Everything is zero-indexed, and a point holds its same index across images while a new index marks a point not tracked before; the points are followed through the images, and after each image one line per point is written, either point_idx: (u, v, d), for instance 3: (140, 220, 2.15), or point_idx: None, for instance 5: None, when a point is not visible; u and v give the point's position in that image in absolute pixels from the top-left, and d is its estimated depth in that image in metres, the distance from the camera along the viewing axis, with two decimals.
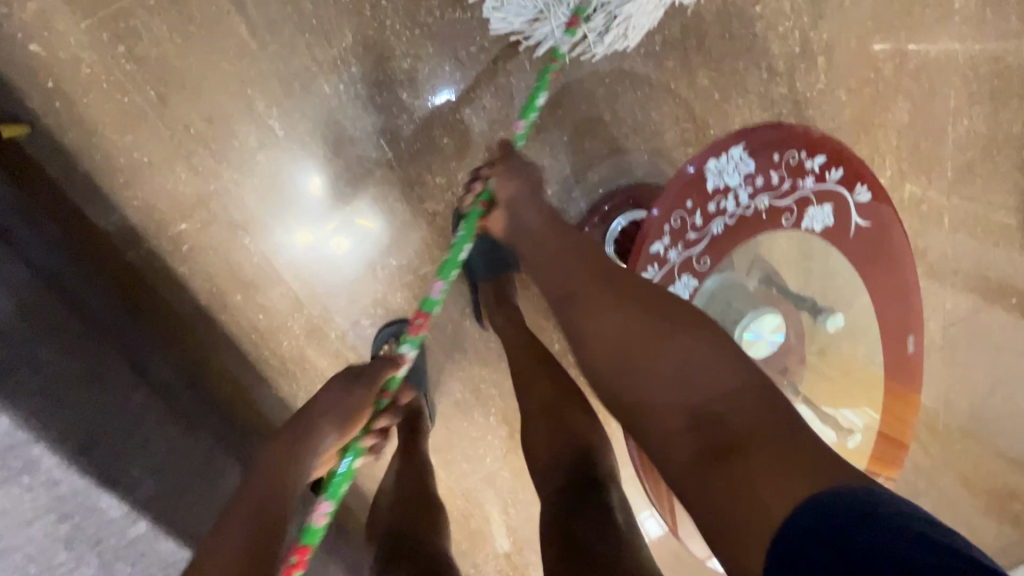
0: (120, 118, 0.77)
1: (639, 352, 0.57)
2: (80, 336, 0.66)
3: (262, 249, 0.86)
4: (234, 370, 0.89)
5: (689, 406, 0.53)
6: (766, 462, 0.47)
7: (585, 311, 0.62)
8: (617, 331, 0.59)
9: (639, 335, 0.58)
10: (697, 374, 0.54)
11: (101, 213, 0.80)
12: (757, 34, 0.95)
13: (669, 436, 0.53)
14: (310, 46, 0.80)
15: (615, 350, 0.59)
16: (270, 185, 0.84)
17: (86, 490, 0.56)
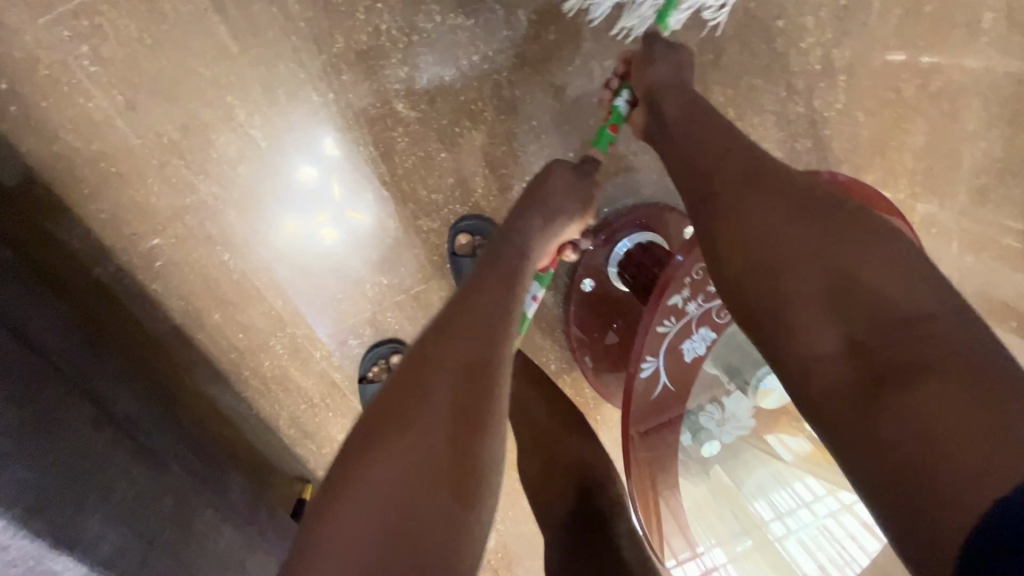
0: (84, 124, 0.70)
1: (808, 259, 0.47)
2: (30, 372, 0.59)
3: (243, 263, 0.80)
4: (211, 390, 0.84)
5: (864, 339, 0.44)
6: (970, 427, 0.37)
7: (745, 203, 0.51)
8: (777, 235, 0.49)
9: (805, 243, 0.48)
10: (889, 297, 0.44)
11: (63, 225, 0.73)
12: (777, 50, 0.89)
13: (829, 360, 0.44)
14: (297, 49, 0.73)
15: (773, 253, 0.49)
16: (254, 189, 0.77)
17: (38, 552, 0.50)
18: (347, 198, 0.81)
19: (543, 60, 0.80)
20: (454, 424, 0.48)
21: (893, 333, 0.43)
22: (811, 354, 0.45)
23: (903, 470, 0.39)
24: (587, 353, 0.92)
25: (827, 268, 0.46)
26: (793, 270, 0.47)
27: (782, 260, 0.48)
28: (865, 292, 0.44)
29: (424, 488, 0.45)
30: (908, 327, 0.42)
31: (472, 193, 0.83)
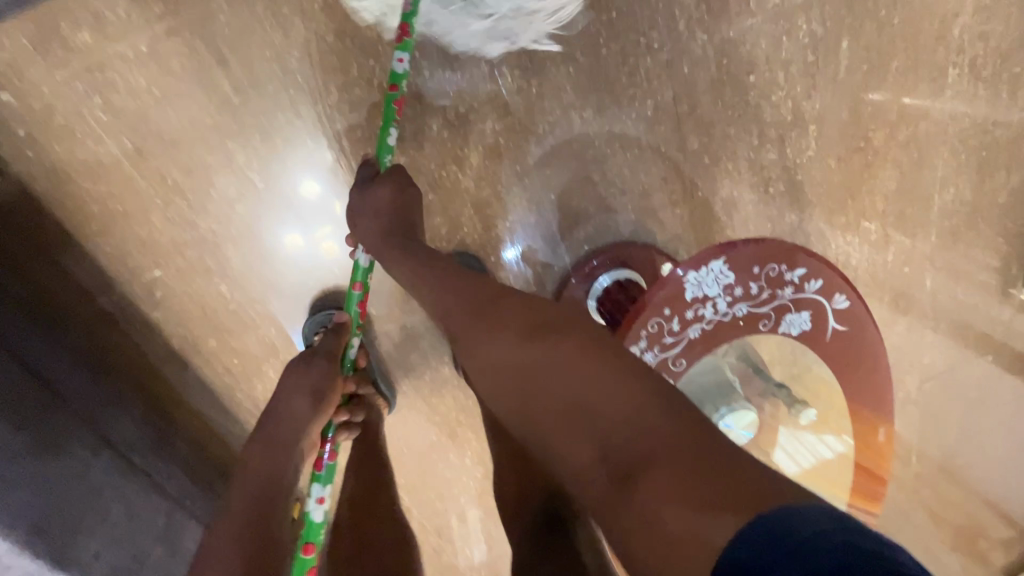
0: (95, 166, 0.75)
1: (530, 378, 0.53)
2: (40, 399, 0.65)
3: (241, 292, 0.85)
4: (205, 411, 0.88)
5: (590, 440, 0.48)
6: (675, 495, 0.42)
7: (471, 337, 0.57)
8: (504, 360, 0.54)
9: (528, 360, 0.53)
10: (590, 399, 0.49)
11: (72, 258, 0.78)
12: (750, 102, 0.94)
13: (579, 474, 0.49)
14: (294, 100, 0.78)
15: (510, 380, 0.54)
16: (250, 219, 0.82)
17: (37, 573, 0.55)
18: (346, 215, 0.85)
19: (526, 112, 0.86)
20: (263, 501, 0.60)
21: (603, 425, 0.48)
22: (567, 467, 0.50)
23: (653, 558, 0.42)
24: None
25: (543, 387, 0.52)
26: (527, 392, 0.53)
27: (515, 384, 0.54)
28: (572, 391, 0.50)
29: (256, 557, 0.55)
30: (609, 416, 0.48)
31: (458, 230, 0.87)
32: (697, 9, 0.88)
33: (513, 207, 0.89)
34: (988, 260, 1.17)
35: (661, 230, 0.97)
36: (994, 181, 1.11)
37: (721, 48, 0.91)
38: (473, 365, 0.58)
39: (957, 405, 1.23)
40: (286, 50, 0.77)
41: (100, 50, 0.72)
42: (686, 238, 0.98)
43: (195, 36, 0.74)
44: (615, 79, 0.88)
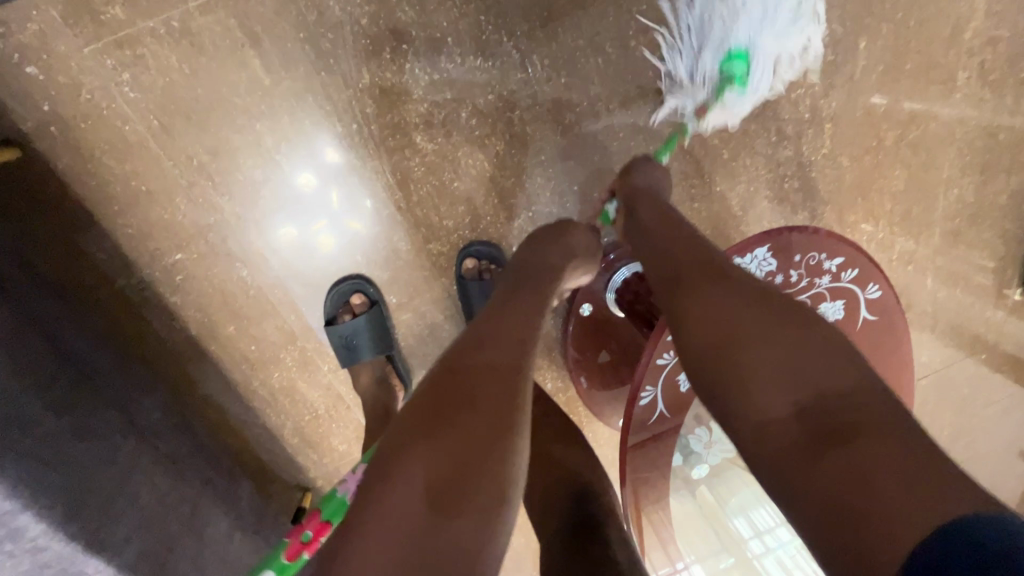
0: (120, 145, 0.74)
1: (744, 334, 0.51)
2: (67, 380, 0.63)
3: (257, 277, 0.84)
4: (222, 398, 0.87)
5: (798, 399, 0.46)
6: (891, 466, 0.40)
7: (692, 290, 0.56)
8: (728, 313, 0.52)
9: (758, 306, 0.52)
10: (812, 363, 0.47)
11: (93, 238, 0.77)
12: (769, 100, 0.96)
13: (772, 423, 0.46)
14: (326, 83, 0.78)
15: (722, 327, 0.52)
16: (264, 203, 0.81)
17: (71, 555, 0.53)
18: (354, 205, 0.84)
19: (557, 105, 0.86)
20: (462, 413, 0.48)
21: (819, 386, 0.46)
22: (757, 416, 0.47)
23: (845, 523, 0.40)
24: (581, 372, 0.96)
25: (765, 335, 0.50)
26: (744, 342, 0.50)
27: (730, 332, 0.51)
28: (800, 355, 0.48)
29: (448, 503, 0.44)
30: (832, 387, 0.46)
31: (481, 220, 0.88)
32: None
33: (537, 199, 0.89)
34: (987, 259, 1.20)
35: None
36: (997, 183, 1.14)
37: None
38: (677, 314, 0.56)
39: (951, 403, 1.27)
40: (320, 33, 0.76)
41: (131, 26, 0.70)
42: (701, 233, 1.00)
43: (229, 14, 0.73)
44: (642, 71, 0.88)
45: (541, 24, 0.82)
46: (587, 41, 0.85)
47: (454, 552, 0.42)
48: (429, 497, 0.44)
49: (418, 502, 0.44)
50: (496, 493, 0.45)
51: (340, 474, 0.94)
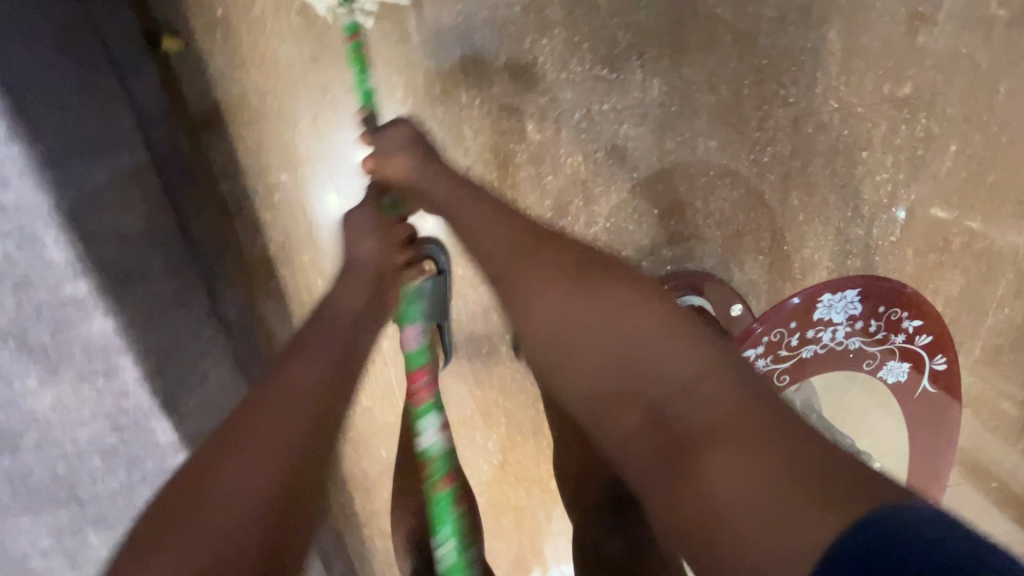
0: (269, 63, 0.81)
1: (610, 331, 0.53)
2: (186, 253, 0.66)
3: (324, 227, 0.89)
4: (271, 322, 0.90)
5: (645, 412, 0.49)
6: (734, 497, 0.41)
7: (532, 281, 0.57)
8: (557, 304, 0.56)
9: (603, 306, 0.54)
10: (657, 375, 0.49)
11: (215, 140, 0.82)
12: (856, 176, 0.98)
13: (635, 444, 0.49)
14: (463, 55, 0.84)
15: (588, 377, 0.53)
16: (335, 157, 0.86)
17: (147, 408, 0.56)
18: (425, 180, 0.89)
19: None
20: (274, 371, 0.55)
21: (666, 394, 0.48)
22: (621, 441, 0.50)
23: (699, 539, 0.42)
24: None
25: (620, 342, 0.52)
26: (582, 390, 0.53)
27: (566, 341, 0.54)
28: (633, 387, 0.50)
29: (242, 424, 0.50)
30: (663, 386, 0.49)
31: (562, 218, 0.93)
32: (838, 77, 0.93)
33: (600, 201, 0.93)
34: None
35: (740, 271, 1.01)
36: None
37: (846, 119, 0.95)
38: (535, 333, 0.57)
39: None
40: (473, 10, 0.83)
41: None
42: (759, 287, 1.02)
43: None
44: (747, 118, 0.93)
45: (669, 53, 0.88)
46: (706, 79, 0.90)
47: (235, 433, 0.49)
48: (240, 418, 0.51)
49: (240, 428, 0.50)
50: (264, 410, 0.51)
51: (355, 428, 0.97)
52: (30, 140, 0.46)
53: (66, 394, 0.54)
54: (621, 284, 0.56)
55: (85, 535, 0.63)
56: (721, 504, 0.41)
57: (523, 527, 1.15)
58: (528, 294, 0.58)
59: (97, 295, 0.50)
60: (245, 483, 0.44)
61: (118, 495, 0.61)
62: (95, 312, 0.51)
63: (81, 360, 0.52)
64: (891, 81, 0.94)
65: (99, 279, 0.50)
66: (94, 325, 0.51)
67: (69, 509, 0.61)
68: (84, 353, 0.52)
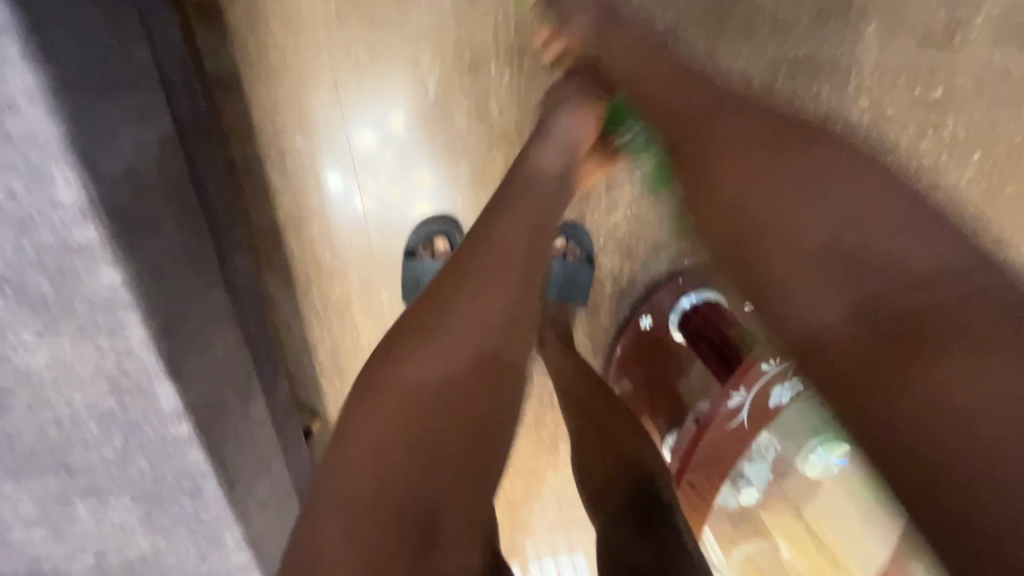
0: (293, 20, 0.77)
1: (823, 196, 0.57)
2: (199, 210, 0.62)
3: (331, 198, 0.85)
4: (275, 291, 0.87)
5: (864, 294, 0.52)
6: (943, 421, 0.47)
7: (734, 163, 0.61)
8: (759, 178, 0.60)
9: (809, 183, 0.58)
10: (881, 250, 0.53)
11: (231, 97, 0.79)
12: None
13: (842, 334, 0.52)
14: (497, 25, 0.81)
15: (790, 262, 0.56)
16: (347, 124, 0.82)
17: (152, 372, 0.52)
18: (440, 155, 0.85)
19: None
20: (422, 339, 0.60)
21: (889, 271, 0.52)
22: (826, 325, 0.53)
23: (920, 442, 0.47)
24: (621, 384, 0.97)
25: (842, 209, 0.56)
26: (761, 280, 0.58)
27: (748, 208, 0.60)
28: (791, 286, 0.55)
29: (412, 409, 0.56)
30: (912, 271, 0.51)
31: None
32: (871, 76, 0.91)
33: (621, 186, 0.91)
34: None
35: None
36: None
37: (875, 119, 0.93)
38: (717, 187, 0.61)
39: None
40: None
41: None
42: None
43: None
44: None
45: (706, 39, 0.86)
46: (739, 68, 0.88)
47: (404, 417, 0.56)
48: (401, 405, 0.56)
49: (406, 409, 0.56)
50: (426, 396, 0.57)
51: None
52: (43, 63, 0.41)
53: (65, 350, 0.49)
54: (804, 151, 0.60)
55: (73, 506, 0.59)
56: (961, 398, 0.47)
57: (516, 522, 1.12)
58: (716, 176, 0.62)
59: (105, 243, 0.46)
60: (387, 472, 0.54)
61: (112, 463, 0.56)
62: (102, 262, 0.46)
63: (85, 313, 0.48)
64: (923, 84, 0.92)
65: (109, 226, 0.46)
66: (101, 276, 0.47)
67: (58, 477, 0.57)
68: (88, 306, 0.48)
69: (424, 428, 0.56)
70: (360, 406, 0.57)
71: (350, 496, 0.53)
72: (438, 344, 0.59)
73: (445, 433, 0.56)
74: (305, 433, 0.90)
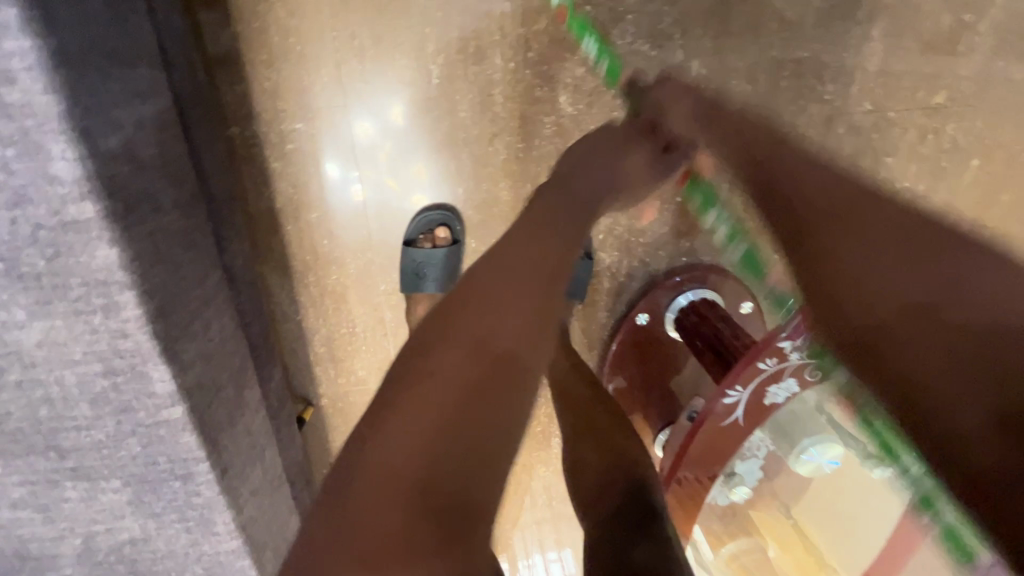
0: (296, 1, 0.76)
1: (926, 238, 0.47)
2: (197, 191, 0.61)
3: (331, 187, 0.84)
4: (271, 277, 0.86)
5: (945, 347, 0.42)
6: None
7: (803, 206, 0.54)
8: (823, 211, 0.52)
9: (882, 225, 0.49)
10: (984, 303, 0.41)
11: (230, 78, 0.77)
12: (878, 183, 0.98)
13: (933, 388, 0.41)
14: (503, 15, 0.80)
15: (878, 304, 0.46)
16: (348, 117, 0.81)
17: (146, 354, 0.51)
18: (443, 147, 0.85)
19: None
20: (440, 322, 0.51)
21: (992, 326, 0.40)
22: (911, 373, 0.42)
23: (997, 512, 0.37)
24: (613, 381, 0.97)
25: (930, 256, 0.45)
26: (910, 350, 0.43)
27: (807, 229, 0.52)
28: (950, 338, 0.42)
29: (420, 416, 0.45)
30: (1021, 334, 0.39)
31: None
32: (875, 79, 0.91)
33: None
34: None
35: None
36: None
37: (878, 123, 0.94)
38: (814, 268, 0.50)
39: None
40: None
41: None
42: None
43: None
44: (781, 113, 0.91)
45: (713, 35, 0.86)
46: (746, 67, 0.88)
47: (403, 433, 0.44)
48: (421, 407, 0.45)
49: (415, 422, 0.44)
50: (429, 404, 0.45)
51: (348, 398, 0.94)
52: (43, 33, 0.41)
53: (58, 329, 0.49)
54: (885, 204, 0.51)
55: (62, 488, 0.58)
56: None
57: (507, 513, 1.12)
58: (809, 240, 0.52)
59: (102, 220, 0.45)
60: (378, 512, 0.41)
61: (103, 446, 0.56)
62: (98, 240, 0.46)
63: (79, 292, 0.47)
64: (927, 88, 0.93)
65: (107, 203, 0.45)
66: (97, 254, 0.46)
67: (46, 458, 0.56)
68: (82, 285, 0.47)
69: (469, 411, 0.45)
70: (401, 386, 0.47)
71: (355, 542, 0.40)
72: (443, 331, 0.50)
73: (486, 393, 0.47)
74: (298, 421, 0.90)
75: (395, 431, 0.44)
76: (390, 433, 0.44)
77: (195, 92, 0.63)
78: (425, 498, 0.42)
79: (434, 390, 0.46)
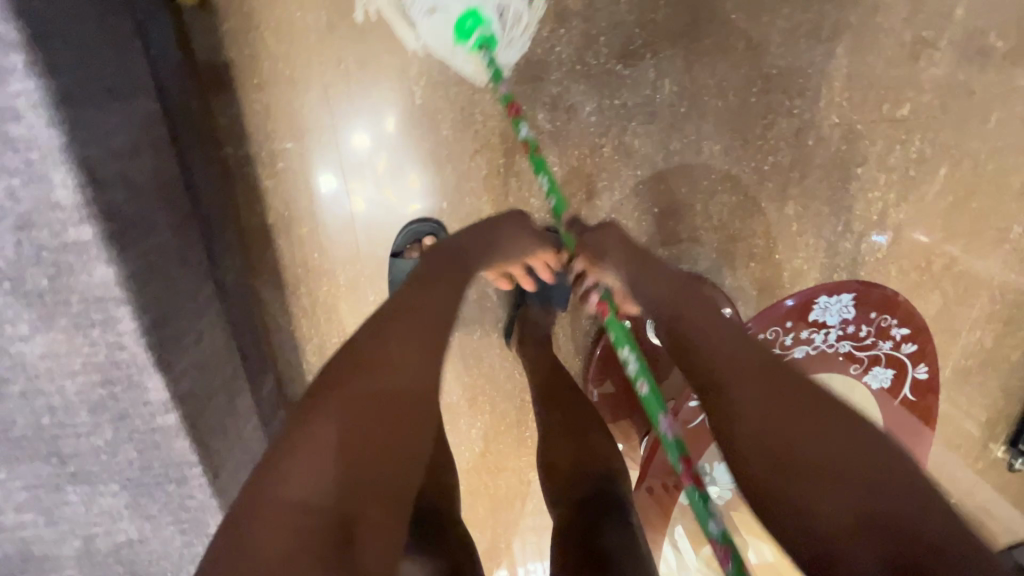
0: (285, 29, 0.80)
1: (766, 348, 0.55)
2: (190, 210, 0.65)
3: (325, 199, 0.88)
4: (264, 289, 0.90)
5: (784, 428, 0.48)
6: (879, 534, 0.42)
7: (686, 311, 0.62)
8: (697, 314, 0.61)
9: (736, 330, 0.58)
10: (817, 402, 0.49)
11: (224, 102, 0.82)
12: (849, 191, 1.01)
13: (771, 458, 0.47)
14: (482, 38, 0.85)
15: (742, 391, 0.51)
16: (338, 134, 0.85)
17: (141, 364, 0.55)
18: (427, 163, 0.89)
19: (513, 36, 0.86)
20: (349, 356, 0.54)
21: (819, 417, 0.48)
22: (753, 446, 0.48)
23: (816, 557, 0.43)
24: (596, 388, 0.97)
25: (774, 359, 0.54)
26: (759, 428, 0.49)
27: (685, 323, 0.60)
28: (791, 426, 0.48)
29: (330, 443, 0.48)
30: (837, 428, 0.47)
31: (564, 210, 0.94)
32: (841, 93, 0.95)
33: (602, 193, 0.94)
34: (995, 418, 1.19)
35: (731, 275, 1.03)
36: (1017, 340, 1.14)
37: (846, 134, 0.97)
38: (710, 391, 0.53)
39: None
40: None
41: None
42: (748, 292, 1.04)
43: None
44: (752, 126, 0.95)
45: (683, 54, 0.90)
46: (716, 83, 0.92)
47: (314, 453, 0.47)
48: (335, 432, 0.48)
49: (326, 442, 0.48)
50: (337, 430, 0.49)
51: None
52: (46, 73, 0.44)
53: (59, 342, 0.52)
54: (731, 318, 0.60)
55: (64, 492, 0.62)
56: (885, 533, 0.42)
57: (498, 517, 1.15)
58: (692, 335, 0.59)
59: (99, 240, 0.49)
60: (277, 521, 0.43)
61: (101, 451, 0.59)
62: (96, 259, 0.49)
63: (78, 307, 0.51)
64: (892, 101, 0.97)
65: (105, 224, 0.49)
66: (95, 272, 0.50)
67: (49, 463, 0.59)
68: (81, 301, 0.51)
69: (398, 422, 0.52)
70: (311, 405, 0.50)
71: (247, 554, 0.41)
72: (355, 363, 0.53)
73: (398, 429, 0.51)
74: None
75: (313, 443, 0.47)
76: (296, 455, 0.47)
77: (188, 117, 0.68)
78: (326, 510, 0.45)
79: (346, 416, 0.49)
